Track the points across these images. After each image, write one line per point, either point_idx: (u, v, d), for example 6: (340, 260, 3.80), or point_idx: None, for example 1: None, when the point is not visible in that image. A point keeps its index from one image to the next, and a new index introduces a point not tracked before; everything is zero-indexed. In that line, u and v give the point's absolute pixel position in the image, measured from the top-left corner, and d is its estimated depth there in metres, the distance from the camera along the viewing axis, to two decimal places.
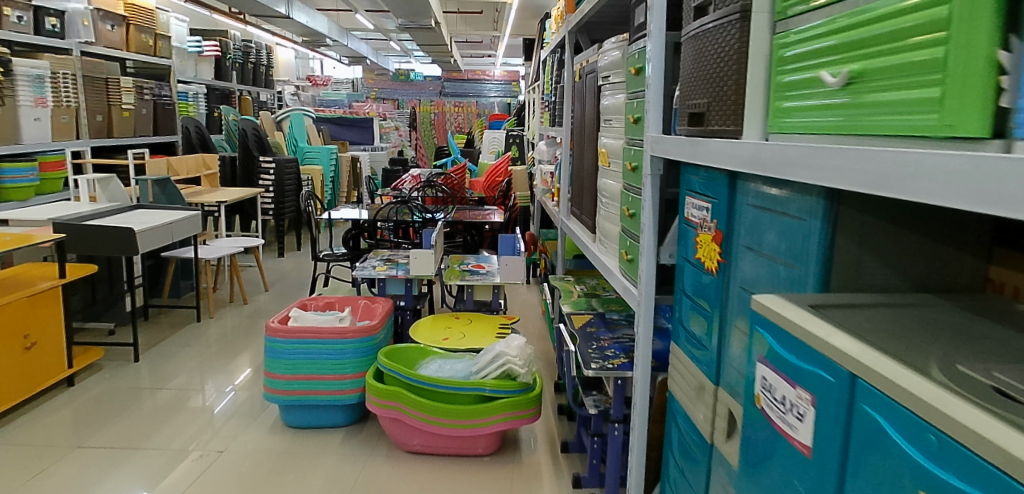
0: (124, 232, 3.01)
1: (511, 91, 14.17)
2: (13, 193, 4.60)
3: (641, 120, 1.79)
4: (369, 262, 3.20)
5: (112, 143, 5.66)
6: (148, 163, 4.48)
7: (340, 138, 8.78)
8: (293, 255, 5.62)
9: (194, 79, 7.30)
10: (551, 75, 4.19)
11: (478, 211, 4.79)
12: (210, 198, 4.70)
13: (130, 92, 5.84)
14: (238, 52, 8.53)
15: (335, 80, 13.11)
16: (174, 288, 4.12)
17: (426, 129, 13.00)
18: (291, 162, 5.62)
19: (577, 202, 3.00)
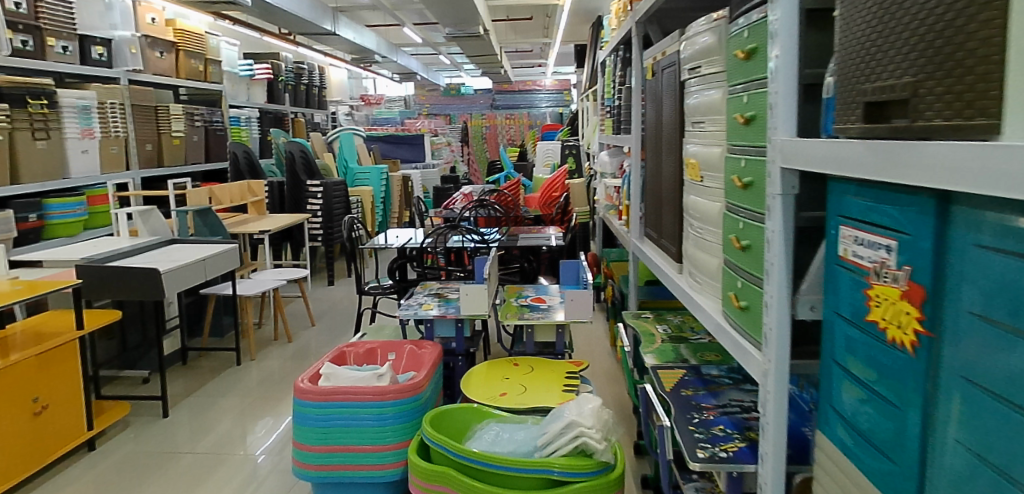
0: (149, 273, 2.70)
1: (564, 100, 13.72)
2: (61, 229, 4.37)
3: (760, 119, 1.32)
4: (415, 298, 2.81)
5: (163, 173, 5.51)
6: (189, 192, 4.08)
7: (391, 157, 8.54)
8: (343, 283, 5.33)
9: (246, 103, 7.19)
10: (612, 78, 3.74)
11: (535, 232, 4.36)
12: (254, 227, 4.32)
13: (180, 119, 5.71)
14: (290, 74, 8.42)
15: (387, 99, 12.99)
16: (215, 326, 3.85)
17: (478, 144, 12.73)
18: (339, 184, 5.32)
19: (653, 221, 2.54)
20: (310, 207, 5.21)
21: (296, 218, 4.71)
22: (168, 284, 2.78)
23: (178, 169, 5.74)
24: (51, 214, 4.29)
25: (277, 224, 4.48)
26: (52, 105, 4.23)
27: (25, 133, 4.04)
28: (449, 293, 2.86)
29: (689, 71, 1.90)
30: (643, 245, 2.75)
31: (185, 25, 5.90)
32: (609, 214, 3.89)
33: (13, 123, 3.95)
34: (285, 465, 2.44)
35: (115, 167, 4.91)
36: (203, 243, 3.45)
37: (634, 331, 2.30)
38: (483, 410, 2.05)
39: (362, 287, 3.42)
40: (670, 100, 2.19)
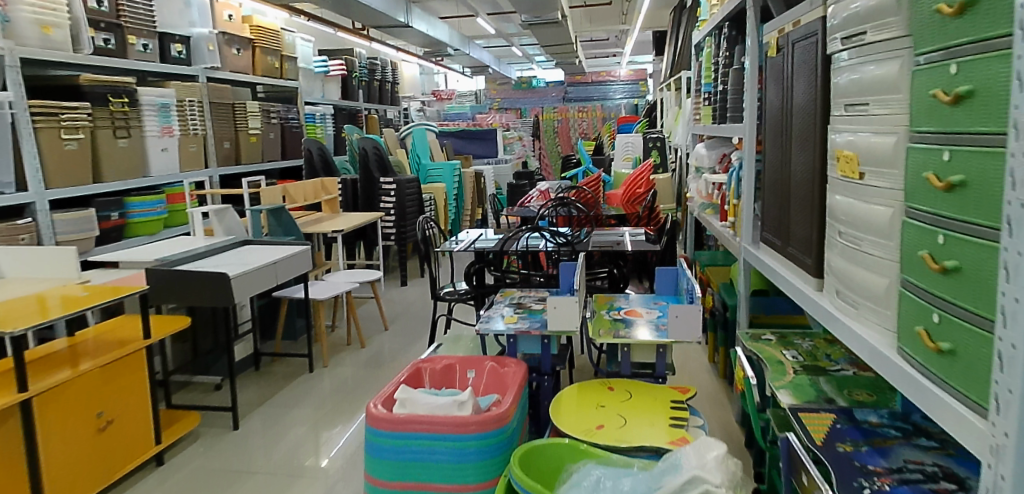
0: (218, 278, 2.56)
1: (639, 91, 13.17)
2: (142, 227, 4.38)
3: (988, 96, 0.97)
4: (494, 308, 2.54)
5: (241, 170, 5.51)
6: (263, 192, 3.87)
7: (464, 152, 8.37)
8: (416, 283, 5.16)
9: (321, 100, 7.17)
10: (711, 62, 3.35)
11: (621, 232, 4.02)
12: (327, 228, 4.15)
13: (257, 116, 5.69)
14: (364, 70, 8.38)
15: (459, 94, 12.87)
16: (289, 328, 3.72)
17: (549, 138, 12.43)
18: (413, 181, 5.12)
19: (775, 225, 2.18)
20: (384, 205, 5.04)
21: (369, 216, 4.55)
22: (237, 291, 2.63)
23: (255, 166, 5.73)
24: (132, 212, 4.29)
25: (351, 224, 4.31)
26: (132, 103, 4.23)
27: (107, 131, 4.05)
28: (532, 304, 2.57)
29: (841, 43, 1.54)
30: (758, 252, 2.38)
31: (262, 21, 5.89)
32: (707, 214, 3.49)
33: (95, 120, 3.95)
34: (359, 488, 2.23)
35: (194, 164, 4.92)
36: (275, 245, 3.30)
37: (756, 356, 1.95)
38: (578, 446, 1.75)
39: (438, 292, 3.20)
40: (804, 81, 1.84)
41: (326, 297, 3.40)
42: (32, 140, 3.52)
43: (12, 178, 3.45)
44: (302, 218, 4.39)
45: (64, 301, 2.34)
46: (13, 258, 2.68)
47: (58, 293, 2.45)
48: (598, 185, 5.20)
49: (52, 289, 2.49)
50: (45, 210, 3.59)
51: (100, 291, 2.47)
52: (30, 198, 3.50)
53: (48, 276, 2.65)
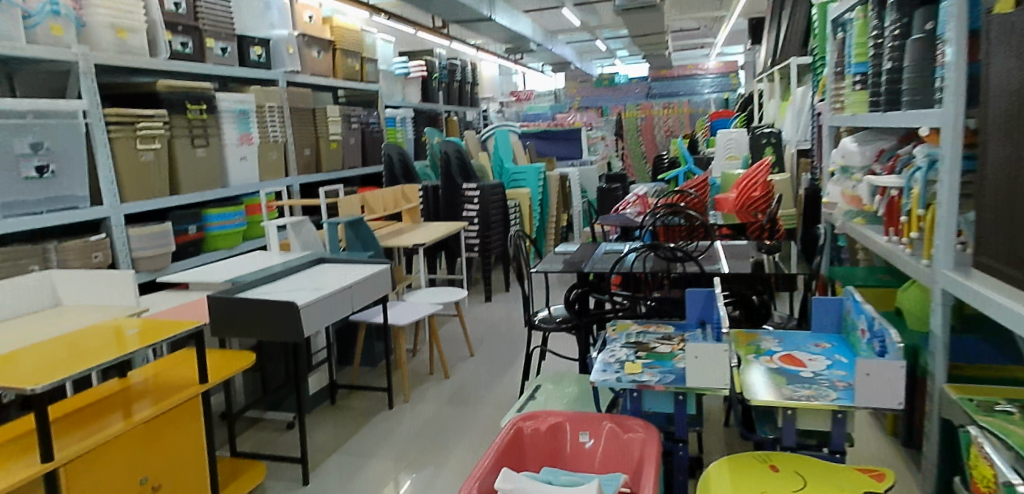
0: (287, 307, 2.22)
1: (729, 85, 12.15)
2: (221, 240, 4.20)
3: None
4: (607, 347, 2.09)
5: (320, 178, 5.29)
6: (340, 202, 3.53)
7: (547, 154, 7.91)
8: (501, 300, 4.74)
9: (401, 103, 6.91)
10: (865, 37, 2.73)
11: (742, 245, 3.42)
12: (407, 242, 3.76)
13: (337, 122, 5.47)
14: (444, 71, 8.10)
15: (538, 94, 12.44)
16: (368, 353, 3.41)
17: (632, 137, 11.60)
18: (496, 187, 4.70)
19: (1009, 243, 1.59)
20: (466, 214, 4.65)
21: (451, 227, 4.17)
22: (307, 323, 2.28)
23: (335, 173, 5.50)
24: (210, 225, 4.11)
25: (434, 237, 3.93)
26: (210, 110, 4.05)
27: (185, 140, 3.88)
28: (656, 345, 2.08)
29: None
30: (965, 279, 1.78)
31: (342, 22, 5.68)
32: (857, 224, 2.88)
33: (172, 129, 3.78)
34: None
35: (273, 173, 4.72)
36: (350, 263, 2.94)
37: (1001, 439, 1.38)
38: None
39: (532, 319, 2.78)
40: None
41: (406, 322, 3.02)
42: (107, 150, 3.35)
43: (87, 192, 3.27)
44: (381, 230, 4.05)
45: (116, 335, 2.06)
46: (77, 280, 2.46)
47: (113, 324, 2.18)
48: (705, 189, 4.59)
49: (108, 320, 2.22)
50: (121, 225, 3.42)
51: (158, 323, 2.17)
52: (106, 212, 3.33)
53: (111, 302, 2.40)
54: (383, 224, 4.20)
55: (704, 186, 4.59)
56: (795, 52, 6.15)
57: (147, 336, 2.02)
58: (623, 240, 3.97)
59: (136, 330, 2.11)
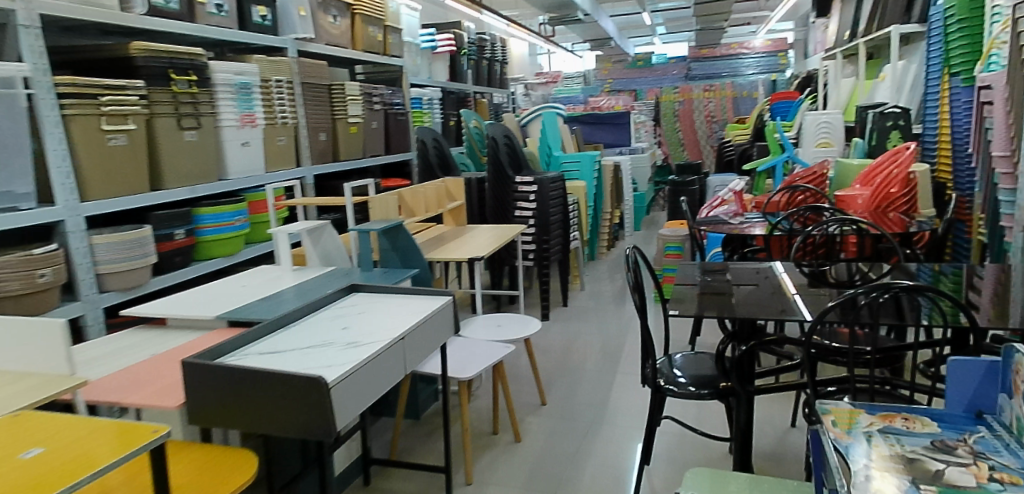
0: (306, 382, 1.36)
1: (778, 65, 10.94)
2: (218, 247, 3.34)
3: None
4: (853, 464, 1.26)
5: (339, 169, 4.43)
6: (372, 202, 2.65)
7: (591, 141, 7.02)
8: (561, 319, 3.92)
9: (428, 82, 6.01)
10: None
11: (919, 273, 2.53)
12: (457, 255, 2.87)
13: (358, 101, 4.58)
14: (473, 47, 7.20)
15: (566, 75, 11.51)
16: (411, 403, 2.63)
17: (668, 122, 10.81)
18: (556, 180, 3.83)
19: None
20: (520, 215, 3.78)
21: (507, 235, 3.29)
22: (342, 407, 1.43)
23: (356, 163, 4.65)
24: (203, 227, 3.26)
25: (491, 245, 3.06)
26: (202, 82, 3.18)
27: (169, 119, 3.01)
28: (938, 467, 1.23)
29: None
30: None
31: None
32: None
33: (151, 105, 2.91)
34: None
35: (284, 162, 3.85)
36: (389, 293, 2.08)
37: None
38: None
39: (658, 380, 2.00)
40: None
41: (470, 374, 2.15)
42: (60, 132, 2.47)
43: (33, 188, 2.42)
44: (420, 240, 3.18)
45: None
46: None
47: (31, 427, 1.24)
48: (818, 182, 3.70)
49: (42, 413, 1.28)
50: (80, 231, 2.55)
51: (90, 438, 1.18)
52: (59, 214, 2.46)
53: (36, 367, 1.56)
54: (422, 231, 3.33)
55: (817, 179, 3.70)
56: (896, 20, 5.21)
57: (30, 487, 1.01)
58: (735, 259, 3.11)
59: (42, 451, 1.14)
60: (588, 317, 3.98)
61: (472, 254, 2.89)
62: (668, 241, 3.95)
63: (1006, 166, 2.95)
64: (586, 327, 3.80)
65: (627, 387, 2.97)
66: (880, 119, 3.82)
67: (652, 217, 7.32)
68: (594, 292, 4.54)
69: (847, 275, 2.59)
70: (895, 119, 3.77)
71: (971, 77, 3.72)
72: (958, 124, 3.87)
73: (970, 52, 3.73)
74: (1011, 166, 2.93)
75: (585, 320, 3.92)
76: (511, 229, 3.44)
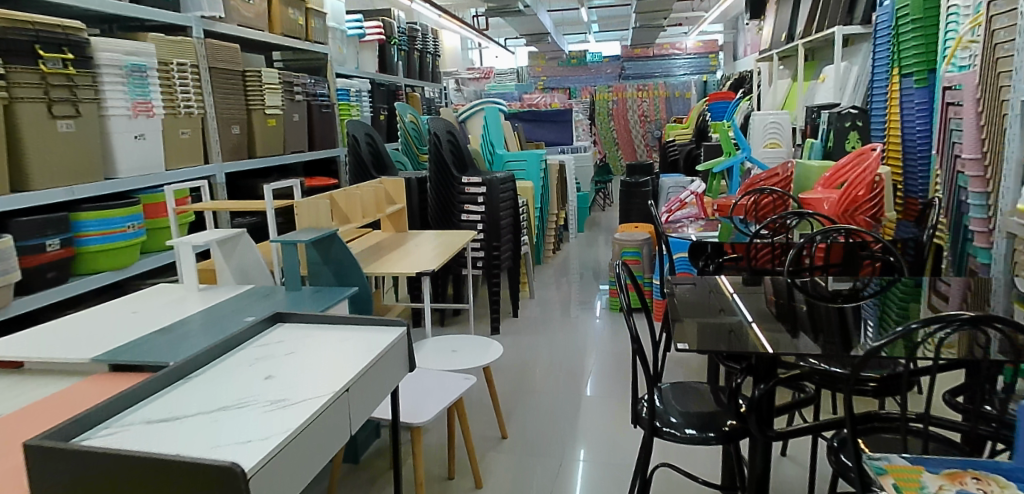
0: (214, 473, 0.94)
1: (708, 66, 11.07)
2: (105, 259, 2.77)
3: None
4: None
5: (257, 166, 3.91)
6: (299, 208, 2.21)
7: (532, 139, 6.74)
8: (512, 332, 3.58)
9: (357, 73, 5.52)
10: None
11: (910, 288, 2.35)
12: (402, 270, 2.44)
13: (277, 91, 4.06)
14: (403, 37, 6.74)
15: (499, 71, 11.18)
16: (352, 445, 2.21)
17: (603, 121, 10.73)
18: (506, 180, 3.50)
19: None
20: (467, 219, 3.42)
21: (456, 246, 2.89)
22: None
23: (275, 160, 4.12)
24: (85, 236, 2.69)
25: (439, 258, 2.65)
26: (82, 62, 2.61)
27: (37, 106, 2.43)
28: None
29: None
30: None
31: None
32: None
33: (11, 88, 2.33)
34: None
35: (189, 159, 3.30)
36: (325, 324, 1.65)
37: None
38: None
39: (653, 422, 1.68)
40: None
41: (427, 417, 1.76)
42: None
43: None
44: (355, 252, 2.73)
45: None
46: None
47: None
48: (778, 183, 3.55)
49: None
50: None
51: None
52: None
53: None
54: (358, 243, 2.88)
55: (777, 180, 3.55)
56: (837, 22, 5.20)
57: None
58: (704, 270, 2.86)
59: None
60: (542, 329, 3.66)
61: (420, 267, 2.47)
62: (625, 246, 3.69)
63: (976, 169, 2.87)
64: (540, 341, 3.48)
65: (595, 412, 2.67)
66: (838, 119, 3.70)
67: (594, 218, 7.13)
68: (544, 300, 4.23)
69: (835, 288, 2.40)
70: (853, 119, 3.68)
71: (926, 78, 3.72)
72: (910, 125, 3.87)
73: (925, 53, 3.72)
74: (981, 170, 2.86)
75: (539, 333, 3.60)
76: (459, 238, 3.05)
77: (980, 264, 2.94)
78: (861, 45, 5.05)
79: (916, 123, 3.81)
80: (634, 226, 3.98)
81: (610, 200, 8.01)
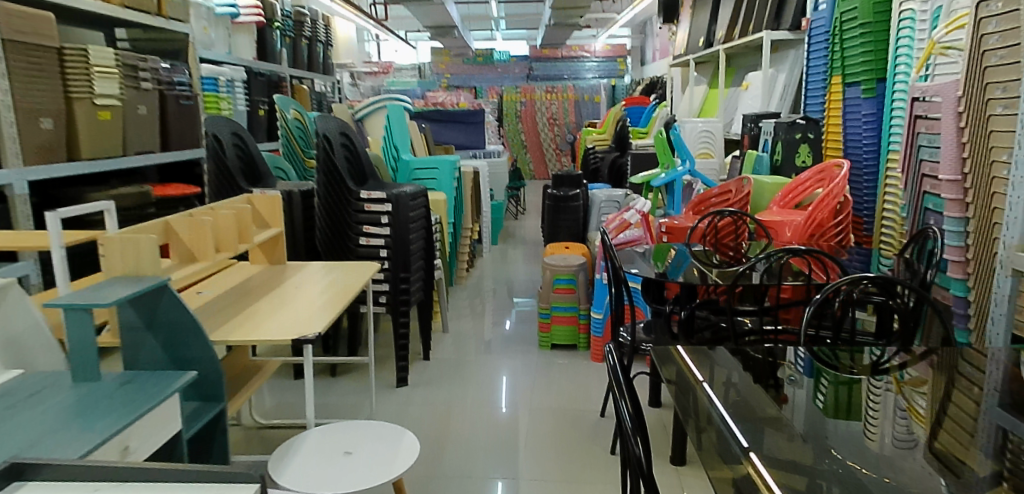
0: None
1: (616, 70, 10.86)
2: None
3: None
4: None
5: (80, 172, 2.97)
6: (126, 248, 1.50)
7: (439, 141, 6.06)
8: (425, 381, 2.87)
9: (230, 59, 4.62)
10: None
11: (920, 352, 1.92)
12: (270, 336, 1.66)
13: (113, 76, 3.14)
14: (288, 20, 5.84)
15: (398, 66, 10.39)
16: None
17: (510, 123, 10.23)
18: (415, 195, 2.83)
19: None
20: (366, 244, 2.70)
21: (352, 289, 2.17)
22: None
23: (110, 163, 3.20)
24: None
25: (328, 311, 1.91)
26: None
27: None
28: None
29: None
30: None
31: None
32: None
33: None
34: None
35: None
36: (103, 482, 0.90)
37: None
38: None
39: None
40: None
41: None
42: None
43: None
44: (202, 304, 1.91)
45: None
46: None
47: None
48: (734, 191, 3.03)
49: None
50: None
51: None
52: None
53: None
54: (211, 287, 2.07)
55: (731, 190, 3.03)
56: (765, 26, 4.95)
57: None
58: (664, 318, 2.33)
59: None
60: (461, 375, 2.97)
61: (301, 329, 1.71)
62: (557, 272, 3.12)
63: (953, 191, 2.54)
64: (460, 394, 2.80)
65: None
66: (788, 130, 3.32)
67: (507, 228, 6.55)
68: (460, 333, 3.56)
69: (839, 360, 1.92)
70: (803, 130, 3.31)
71: (874, 88, 3.47)
72: (857, 139, 3.60)
73: (874, 60, 3.46)
74: (959, 192, 2.52)
75: (457, 381, 2.91)
76: (360, 276, 2.34)
77: (953, 296, 2.61)
78: (789, 52, 4.81)
79: (864, 137, 3.54)
80: (565, 247, 3.47)
81: (522, 209, 7.47)
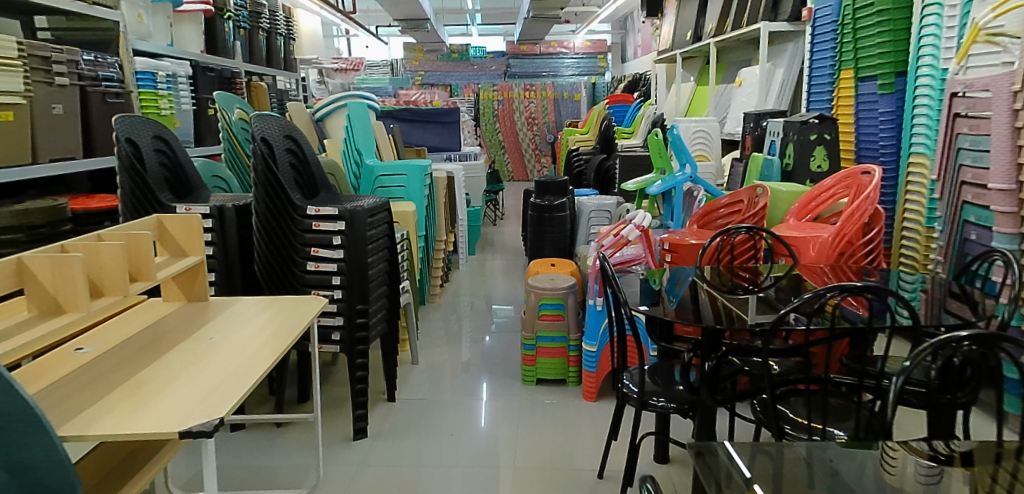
0: None
1: (597, 68, 10.48)
2: None
3: None
4: None
5: None
6: None
7: (411, 143, 5.60)
8: (388, 431, 2.40)
9: (172, 53, 4.12)
10: None
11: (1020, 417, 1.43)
12: (155, 418, 1.15)
13: (15, 69, 2.64)
14: (244, 11, 5.34)
15: (369, 63, 9.89)
16: None
17: (487, 122, 9.78)
18: (376, 212, 2.39)
19: None
20: (313, 270, 2.25)
21: (293, 332, 1.72)
22: None
23: (13, 173, 2.69)
24: None
25: (259, 365, 1.45)
26: None
27: None
28: None
29: None
30: None
31: None
32: None
33: None
34: None
35: None
36: None
37: None
38: None
39: None
40: None
41: None
42: None
43: None
44: (82, 364, 1.44)
45: None
46: None
47: None
48: (751, 196, 2.59)
49: None
50: None
51: None
52: None
53: None
54: (99, 339, 1.59)
55: (747, 197, 2.59)
56: (761, 18, 4.58)
57: None
58: (676, 366, 1.91)
59: None
60: (432, 421, 2.51)
61: (216, 397, 1.24)
62: (543, 296, 2.71)
63: (1004, 202, 2.21)
64: (429, 446, 2.33)
65: None
66: (801, 131, 2.93)
67: (485, 235, 6.11)
68: (432, 364, 3.10)
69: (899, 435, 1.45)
70: (819, 130, 2.91)
71: (892, 83, 3.10)
72: (872, 140, 3.24)
73: (891, 52, 3.08)
74: (1013, 203, 2.19)
75: (426, 429, 2.44)
76: (307, 313, 1.89)
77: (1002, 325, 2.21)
78: (788, 44, 4.44)
79: (880, 138, 3.17)
80: (551, 264, 3.05)
81: (501, 213, 7.04)
